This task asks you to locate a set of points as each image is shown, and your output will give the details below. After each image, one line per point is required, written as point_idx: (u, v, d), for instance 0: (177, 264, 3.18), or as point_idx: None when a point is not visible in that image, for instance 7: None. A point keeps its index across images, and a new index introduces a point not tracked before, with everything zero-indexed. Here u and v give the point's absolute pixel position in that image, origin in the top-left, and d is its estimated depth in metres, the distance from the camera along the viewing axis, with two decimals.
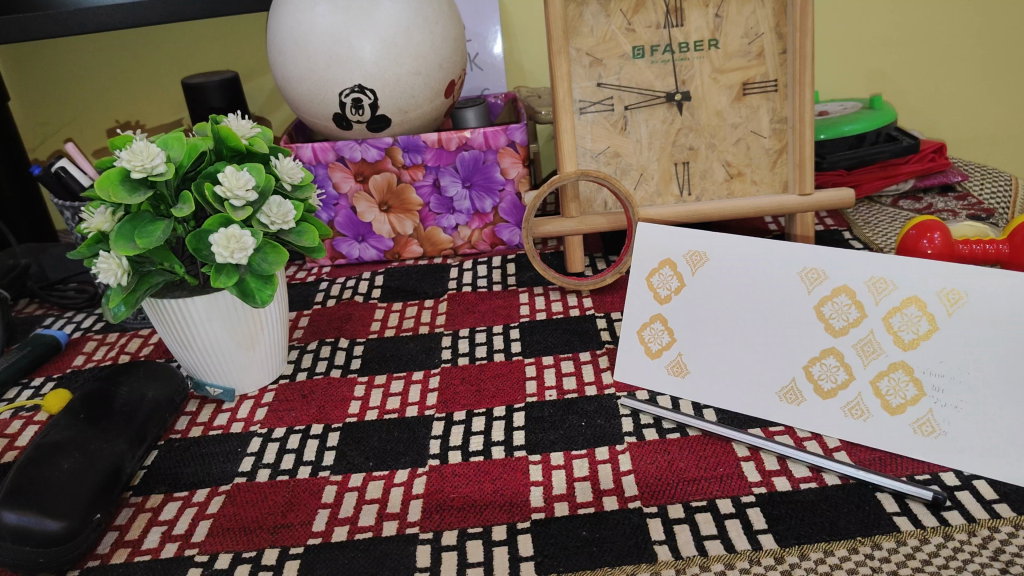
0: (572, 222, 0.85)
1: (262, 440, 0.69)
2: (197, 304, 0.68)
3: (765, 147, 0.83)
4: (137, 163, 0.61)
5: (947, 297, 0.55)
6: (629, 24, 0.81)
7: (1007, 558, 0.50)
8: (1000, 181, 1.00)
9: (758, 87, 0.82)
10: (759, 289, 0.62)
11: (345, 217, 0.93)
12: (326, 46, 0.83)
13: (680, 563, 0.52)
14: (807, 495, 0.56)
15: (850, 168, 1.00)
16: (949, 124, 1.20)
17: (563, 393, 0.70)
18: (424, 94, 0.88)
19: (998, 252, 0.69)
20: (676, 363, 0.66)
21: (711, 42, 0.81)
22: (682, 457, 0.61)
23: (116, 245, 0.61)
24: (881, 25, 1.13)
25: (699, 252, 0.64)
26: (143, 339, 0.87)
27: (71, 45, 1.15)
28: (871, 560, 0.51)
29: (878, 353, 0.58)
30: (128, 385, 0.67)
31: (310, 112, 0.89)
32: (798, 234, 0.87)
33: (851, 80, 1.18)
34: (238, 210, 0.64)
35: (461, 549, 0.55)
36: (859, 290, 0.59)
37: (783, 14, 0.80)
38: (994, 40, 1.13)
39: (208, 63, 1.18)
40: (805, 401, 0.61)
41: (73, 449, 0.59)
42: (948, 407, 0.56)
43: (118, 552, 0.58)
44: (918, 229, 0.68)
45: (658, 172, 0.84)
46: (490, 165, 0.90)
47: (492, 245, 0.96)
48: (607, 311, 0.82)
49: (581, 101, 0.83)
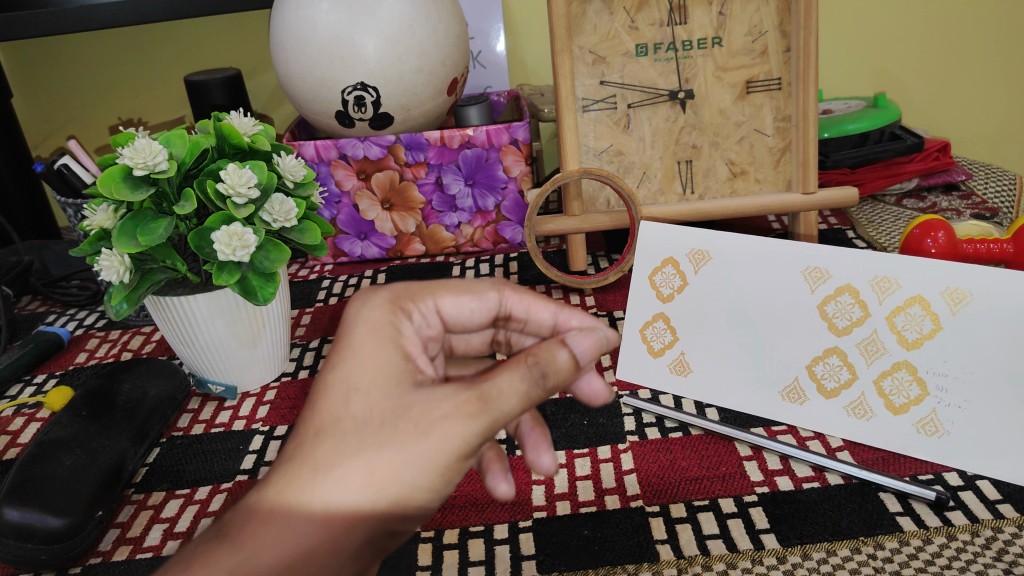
0: (575, 221, 0.85)
1: (263, 438, 0.68)
2: (200, 303, 0.68)
3: (768, 145, 0.83)
4: (139, 160, 0.61)
5: (951, 296, 0.55)
6: (632, 21, 0.81)
7: (1011, 559, 0.49)
8: (1005, 180, 0.99)
9: (762, 85, 0.81)
10: (763, 287, 0.61)
11: (347, 215, 0.93)
12: (329, 43, 0.83)
13: (682, 563, 0.52)
14: (809, 495, 0.56)
15: (853, 166, 1.00)
16: (952, 121, 1.19)
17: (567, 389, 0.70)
18: (427, 92, 0.88)
19: (1003, 251, 0.69)
20: (679, 362, 0.66)
21: (715, 39, 0.81)
22: (684, 456, 0.61)
23: (118, 242, 0.61)
24: (887, 22, 1.12)
25: (702, 250, 0.64)
26: (146, 337, 0.87)
27: (74, 42, 1.15)
28: (874, 560, 0.50)
29: (882, 352, 0.58)
30: (130, 381, 0.68)
31: (313, 110, 0.89)
32: (801, 233, 0.86)
33: (855, 78, 1.17)
34: (240, 207, 0.64)
35: (463, 547, 0.55)
36: (864, 288, 0.58)
37: (787, 11, 0.79)
38: (1000, 38, 1.13)
39: (210, 60, 1.18)
40: (808, 400, 0.61)
41: (75, 446, 0.60)
42: (952, 407, 0.56)
43: (119, 549, 0.58)
44: (922, 228, 0.68)
45: (661, 170, 0.84)
46: (492, 163, 0.89)
47: (494, 243, 0.96)
48: (609, 309, 0.82)
49: (584, 99, 0.82)
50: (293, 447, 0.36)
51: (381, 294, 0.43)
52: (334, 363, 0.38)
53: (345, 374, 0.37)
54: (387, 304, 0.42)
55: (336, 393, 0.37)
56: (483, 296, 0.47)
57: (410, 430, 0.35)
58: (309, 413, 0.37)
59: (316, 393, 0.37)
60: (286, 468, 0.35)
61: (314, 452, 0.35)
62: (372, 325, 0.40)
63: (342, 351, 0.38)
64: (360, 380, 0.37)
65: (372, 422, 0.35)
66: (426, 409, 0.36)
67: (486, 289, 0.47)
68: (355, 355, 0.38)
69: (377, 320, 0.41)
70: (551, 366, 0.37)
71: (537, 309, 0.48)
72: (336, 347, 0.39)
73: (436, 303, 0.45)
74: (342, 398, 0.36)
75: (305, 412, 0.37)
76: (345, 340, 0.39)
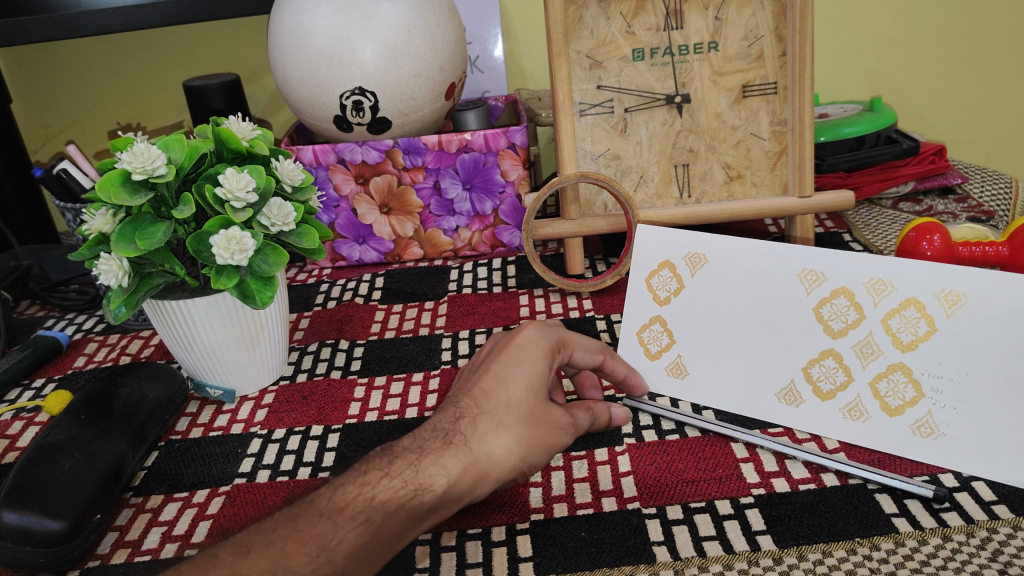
0: (572, 224, 0.85)
1: (262, 441, 0.69)
2: (197, 305, 0.68)
3: (765, 149, 0.83)
4: (138, 164, 0.61)
5: (946, 298, 0.56)
6: (629, 26, 0.81)
7: (1006, 559, 0.50)
8: (1001, 183, 1.00)
9: (758, 89, 0.82)
10: (758, 290, 0.62)
11: (345, 219, 0.93)
12: (327, 48, 0.83)
13: (679, 564, 0.52)
14: (805, 496, 0.56)
15: (849, 170, 1.00)
16: (948, 124, 1.20)
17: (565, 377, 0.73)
18: (424, 96, 0.88)
19: (998, 254, 0.69)
20: (676, 364, 0.66)
21: (711, 44, 0.81)
22: (682, 458, 0.61)
23: (116, 246, 0.62)
24: (882, 27, 1.13)
25: (698, 253, 0.64)
26: (144, 341, 0.87)
27: (74, 48, 1.15)
28: (870, 561, 0.51)
29: (877, 354, 0.58)
30: (128, 386, 0.68)
31: (311, 115, 0.89)
32: (798, 236, 0.87)
33: (851, 81, 1.18)
34: (238, 211, 0.64)
35: (460, 550, 0.55)
36: (858, 291, 0.59)
37: (783, 16, 0.79)
38: (995, 43, 1.14)
39: (209, 63, 1.18)
40: (804, 402, 0.61)
41: (73, 450, 0.60)
42: (947, 409, 0.56)
43: (118, 552, 0.58)
44: (918, 231, 0.69)
45: (658, 173, 0.85)
46: (490, 167, 0.90)
47: (492, 247, 0.96)
48: (607, 312, 0.82)
49: (581, 103, 0.83)
50: (486, 404, 0.51)
51: (551, 329, 0.57)
52: (516, 363, 0.53)
53: (526, 373, 0.53)
54: (555, 336, 0.57)
55: (522, 383, 0.52)
56: (598, 354, 0.61)
57: (549, 428, 0.53)
58: (497, 387, 0.52)
59: (505, 375, 0.52)
60: (484, 417, 0.50)
61: (504, 417, 0.50)
62: (545, 348, 0.55)
63: (524, 357, 0.54)
64: (535, 381, 0.53)
65: (535, 412, 0.52)
66: (558, 420, 0.54)
67: (603, 352, 0.62)
68: (532, 362, 0.53)
69: (547, 345, 0.55)
70: (599, 417, 0.61)
71: (619, 368, 0.65)
72: (517, 349, 0.54)
73: (574, 353, 0.59)
74: (524, 391, 0.52)
75: (494, 383, 0.52)
76: (526, 349, 0.54)
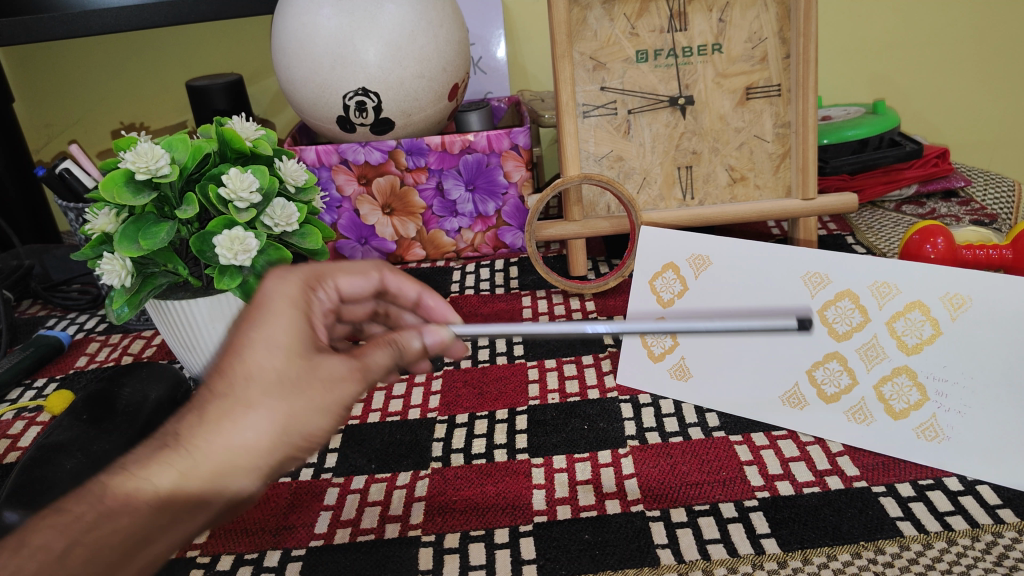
0: (575, 225, 0.85)
1: None
2: (200, 306, 0.68)
3: (768, 151, 0.83)
4: (141, 164, 0.61)
5: (951, 301, 0.56)
6: (633, 27, 0.81)
7: (1012, 564, 0.49)
8: (1003, 185, 1.00)
9: (761, 91, 0.82)
10: (763, 293, 0.62)
11: (348, 220, 0.93)
12: (330, 50, 0.83)
13: (683, 567, 0.52)
14: (810, 500, 0.56)
15: (853, 173, 0.99)
16: (950, 127, 1.20)
17: (563, 373, 0.73)
18: (427, 97, 0.88)
19: (1001, 257, 0.69)
20: (679, 366, 0.67)
21: (715, 46, 0.81)
22: (684, 461, 0.61)
23: (119, 246, 0.61)
24: (884, 28, 1.13)
25: (702, 255, 0.65)
26: (146, 341, 0.87)
27: (77, 47, 1.15)
28: (875, 565, 0.50)
29: (881, 357, 0.59)
30: (131, 385, 0.68)
31: (314, 116, 0.89)
32: (801, 238, 0.87)
33: (853, 84, 1.17)
34: (242, 212, 0.64)
35: (463, 551, 0.54)
36: (863, 294, 0.59)
37: (787, 18, 0.79)
38: (997, 45, 1.13)
39: (211, 64, 1.18)
40: (808, 406, 0.61)
41: (75, 450, 0.60)
42: (952, 413, 0.56)
43: None
44: (922, 234, 0.69)
45: (661, 175, 0.85)
46: (493, 169, 0.89)
47: (494, 248, 0.97)
48: (609, 315, 0.82)
49: (585, 105, 0.83)
50: (221, 385, 0.40)
51: (295, 273, 0.46)
52: (254, 325, 0.42)
53: (272, 334, 0.42)
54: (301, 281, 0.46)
55: (268, 348, 0.41)
56: (370, 274, 0.53)
57: (319, 383, 0.41)
58: (234, 360, 0.41)
59: (242, 346, 0.41)
60: (217, 402, 0.39)
61: (242, 395, 0.39)
62: (290, 297, 0.44)
63: (264, 316, 0.43)
64: (279, 338, 0.42)
65: (292, 377, 0.41)
66: (334, 368, 0.42)
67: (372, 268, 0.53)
68: (273, 317, 0.42)
69: (293, 294, 0.44)
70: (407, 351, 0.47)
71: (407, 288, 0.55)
72: (256, 310, 0.43)
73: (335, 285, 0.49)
74: (264, 353, 0.41)
75: (229, 357, 0.41)
76: (267, 305, 0.43)
